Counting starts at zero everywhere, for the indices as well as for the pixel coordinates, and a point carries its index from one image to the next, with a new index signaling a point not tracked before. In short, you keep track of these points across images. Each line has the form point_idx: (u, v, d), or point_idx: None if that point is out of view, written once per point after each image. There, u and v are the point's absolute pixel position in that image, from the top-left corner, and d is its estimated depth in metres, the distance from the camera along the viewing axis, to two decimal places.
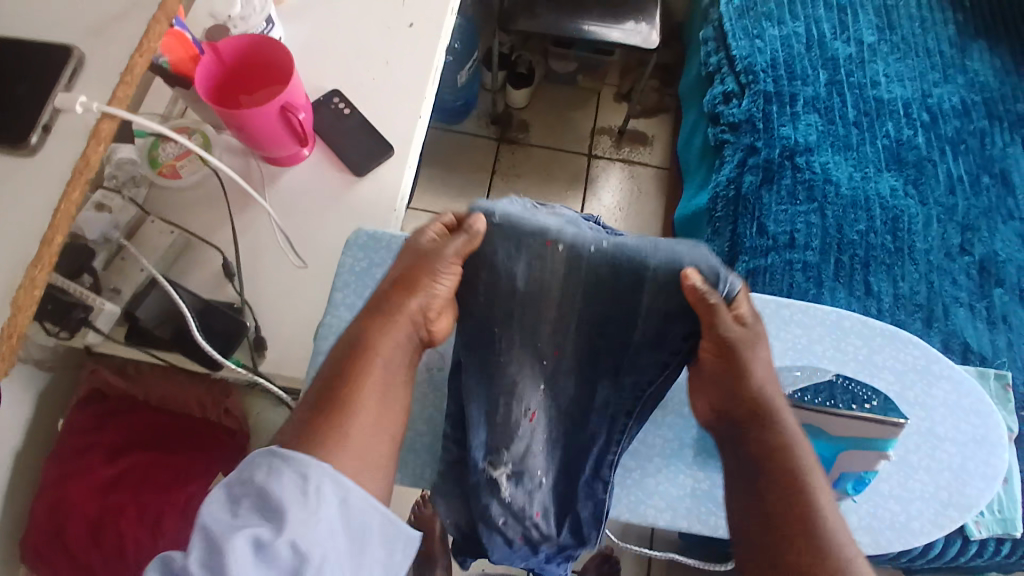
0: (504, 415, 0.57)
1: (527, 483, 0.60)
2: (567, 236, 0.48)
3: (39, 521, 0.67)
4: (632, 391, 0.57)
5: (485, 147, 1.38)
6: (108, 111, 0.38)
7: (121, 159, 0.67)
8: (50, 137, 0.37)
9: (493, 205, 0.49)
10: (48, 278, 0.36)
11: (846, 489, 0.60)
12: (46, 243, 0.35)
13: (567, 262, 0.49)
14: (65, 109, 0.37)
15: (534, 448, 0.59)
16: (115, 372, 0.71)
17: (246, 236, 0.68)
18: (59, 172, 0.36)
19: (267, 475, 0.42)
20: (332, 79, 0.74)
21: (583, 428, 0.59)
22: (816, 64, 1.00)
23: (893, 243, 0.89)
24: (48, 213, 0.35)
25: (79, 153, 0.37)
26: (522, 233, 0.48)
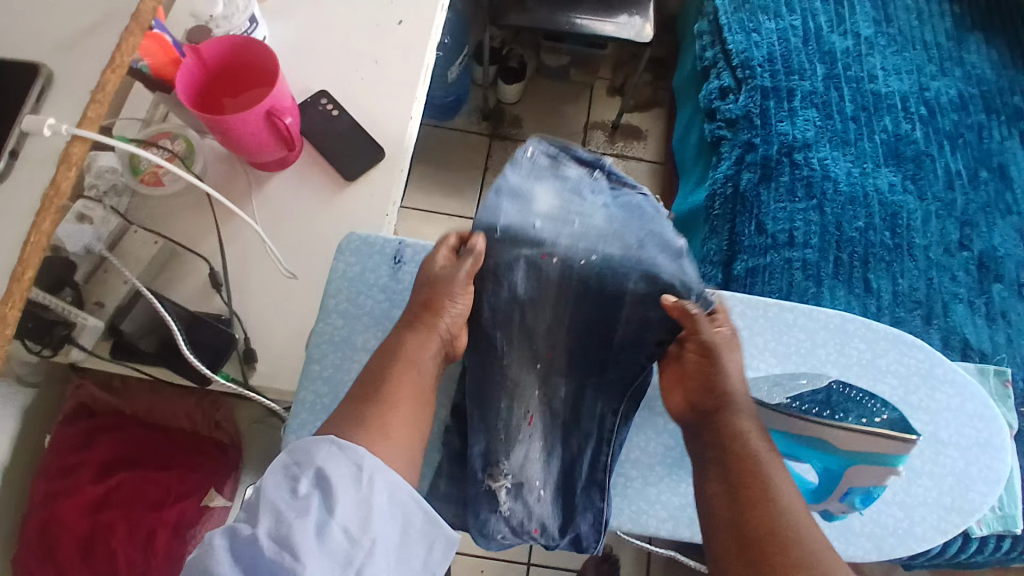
0: (503, 420, 0.58)
1: (526, 494, 0.59)
2: (562, 248, 0.54)
3: (30, 542, 0.65)
4: (618, 390, 0.60)
5: (477, 144, 1.36)
6: (78, 133, 0.36)
7: (102, 168, 0.65)
8: (17, 162, 0.35)
9: (494, 221, 0.54)
10: (20, 315, 0.34)
11: (853, 502, 0.59)
12: (16, 279, 0.33)
13: (561, 271, 0.55)
14: (33, 133, 0.35)
15: (532, 456, 0.60)
16: (101, 386, 0.70)
17: (233, 246, 0.65)
18: (28, 202, 0.34)
19: (326, 459, 0.42)
20: (320, 80, 0.72)
21: (577, 431, 0.61)
22: (813, 58, 0.99)
23: (892, 240, 0.88)
24: (17, 246, 0.33)
25: (48, 180, 0.35)
26: (522, 249, 0.54)
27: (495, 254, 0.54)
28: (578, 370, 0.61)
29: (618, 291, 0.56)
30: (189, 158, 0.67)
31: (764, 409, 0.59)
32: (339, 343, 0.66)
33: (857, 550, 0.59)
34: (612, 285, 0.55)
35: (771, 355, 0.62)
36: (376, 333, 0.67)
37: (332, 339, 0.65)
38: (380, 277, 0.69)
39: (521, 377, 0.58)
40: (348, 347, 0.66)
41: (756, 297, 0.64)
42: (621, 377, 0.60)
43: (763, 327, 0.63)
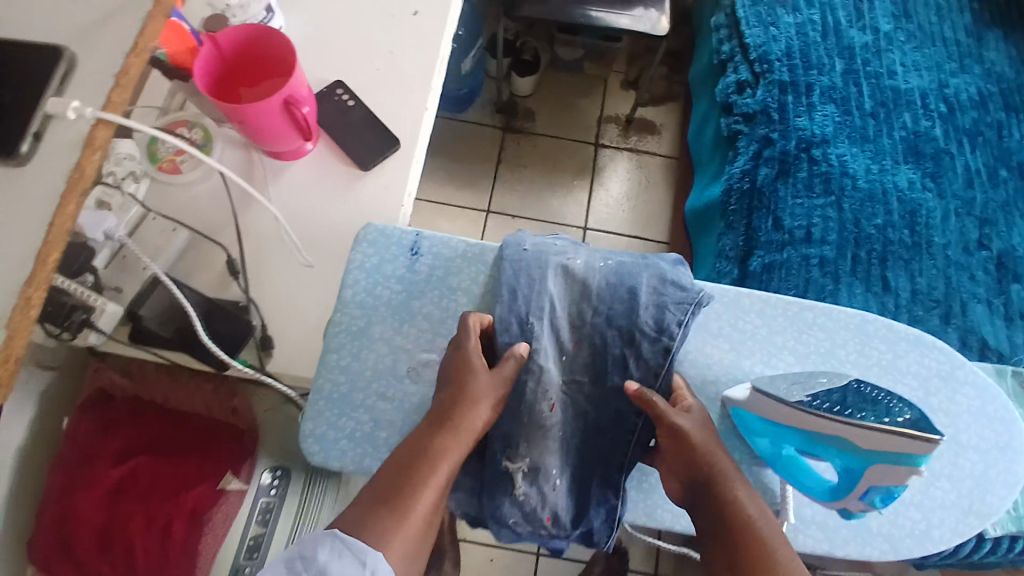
0: (526, 401, 0.58)
1: (542, 483, 0.58)
2: (582, 256, 0.63)
3: (46, 530, 0.65)
4: (639, 388, 0.60)
5: (489, 137, 1.36)
6: (102, 116, 0.36)
7: (120, 154, 0.64)
8: (41, 145, 0.35)
9: (521, 239, 0.64)
10: (44, 296, 0.35)
11: (873, 502, 0.53)
12: (40, 260, 0.34)
13: (583, 275, 0.62)
14: (57, 116, 0.35)
15: (551, 445, 0.59)
16: (120, 372, 0.73)
17: (250, 234, 0.66)
18: (51, 185, 0.34)
19: (330, 557, 0.41)
20: (336, 70, 0.72)
21: (596, 428, 0.61)
22: (831, 53, 0.97)
23: (910, 237, 0.87)
24: (42, 229, 0.34)
25: (72, 164, 0.35)
26: (550, 254, 0.63)
27: (525, 256, 0.63)
28: (598, 368, 0.61)
29: (635, 289, 0.61)
30: (206, 146, 0.68)
31: (774, 404, 0.55)
32: (356, 333, 0.64)
33: (873, 551, 0.58)
34: (629, 285, 0.62)
35: (789, 354, 0.62)
36: (393, 324, 0.65)
37: (348, 330, 0.64)
38: (397, 268, 0.66)
39: (545, 365, 0.59)
40: (365, 338, 0.64)
41: (775, 295, 0.64)
42: (642, 378, 0.60)
43: (782, 326, 0.63)
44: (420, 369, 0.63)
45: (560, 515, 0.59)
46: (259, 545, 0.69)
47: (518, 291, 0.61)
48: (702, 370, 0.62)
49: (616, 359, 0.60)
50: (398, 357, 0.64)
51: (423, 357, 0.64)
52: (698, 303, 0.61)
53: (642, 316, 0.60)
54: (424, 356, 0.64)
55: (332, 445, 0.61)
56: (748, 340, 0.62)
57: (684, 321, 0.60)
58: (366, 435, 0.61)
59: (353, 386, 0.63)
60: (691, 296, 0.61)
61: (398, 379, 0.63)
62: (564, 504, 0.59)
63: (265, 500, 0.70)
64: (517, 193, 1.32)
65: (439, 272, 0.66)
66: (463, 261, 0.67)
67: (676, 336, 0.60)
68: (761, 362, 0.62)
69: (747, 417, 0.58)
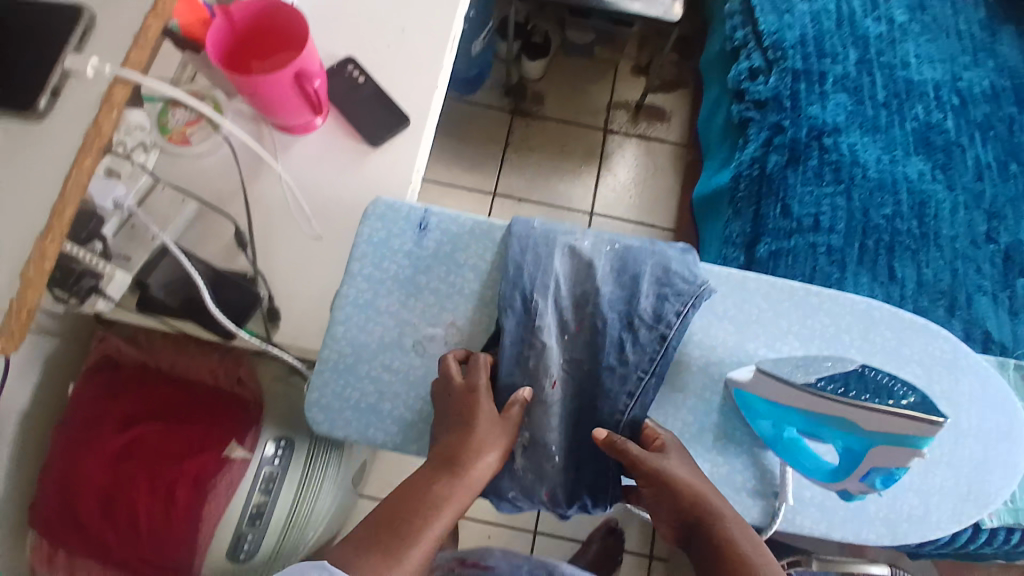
0: (529, 369, 0.59)
1: (540, 459, 0.59)
2: (590, 237, 0.64)
3: (53, 491, 0.68)
4: (635, 370, 0.60)
5: (498, 119, 1.35)
6: (121, 75, 0.36)
7: (131, 125, 0.64)
8: (59, 101, 0.36)
9: (532, 218, 0.65)
10: (60, 249, 0.35)
11: (873, 483, 0.53)
12: (56, 214, 0.34)
13: (588, 257, 0.62)
14: (76, 73, 0.36)
15: (551, 417, 0.59)
16: (126, 340, 0.74)
17: (259, 205, 0.66)
18: (69, 141, 0.35)
19: None
20: (347, 46, 0.72)
21: (593, 406, 0.60)
22: (845, 42, 0.96)
23: (919, 228, 0.87)
24: (58, 182, 0.34)
25: (89, 122, 0.36)
26: (558, 233, 0.63)
27: (532, 233, 0.63)
28: (596, 347, 0.60)
29: (638, 276, 0.62)
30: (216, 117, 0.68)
31: (784, 385, 0.55)
32: (363, 306, 0.64)
33: (870, 534, 0.59)
34: (632, 272, 0.62)
35: (793, 338, 0.62)
36: (399, 297, 0.64)
37: (355, 303, 0.64)
38: (405, 243, 0.66)
39: (548, 341, 0.59)
40: (372, 309, 0.64)
41: (781, 279, 0.64)
42: (638, 362, 0.60)
43: (787, 310, 0.63)
44: (425, 343, 0.63)
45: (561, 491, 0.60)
46: (263, 513, 0.70)
47: (524, 269, 0.61)
48: (706, 352, 0.62)
49: (616, 342, 0.60)
50: (405, 330, 0.64)
51: (428, 331, 0.64)
52: (699, 296, 0.61)
53: (641, 304, 0.61)
54: (429, 330, 0.64)
55: (337, 415, 0.62)
56: (753, 323, 0.63)
57: (682, 312, 0.60)
58: (370, 405, 0.62)
59: (358, 357, 0.63)
60: (693, 288, 0.61)
61: (404, 352, 0.63)
62: (563, 481, 0.60)
63: (269, 469, 0.70)
64: (525, 176, 1.32)
65: (446, 247, 0.66)
66: (471, 238, 0.66)
67: (673, 325, 0.60)
68: (765, 346, 0.62)
69: (750, 397, 0.58)
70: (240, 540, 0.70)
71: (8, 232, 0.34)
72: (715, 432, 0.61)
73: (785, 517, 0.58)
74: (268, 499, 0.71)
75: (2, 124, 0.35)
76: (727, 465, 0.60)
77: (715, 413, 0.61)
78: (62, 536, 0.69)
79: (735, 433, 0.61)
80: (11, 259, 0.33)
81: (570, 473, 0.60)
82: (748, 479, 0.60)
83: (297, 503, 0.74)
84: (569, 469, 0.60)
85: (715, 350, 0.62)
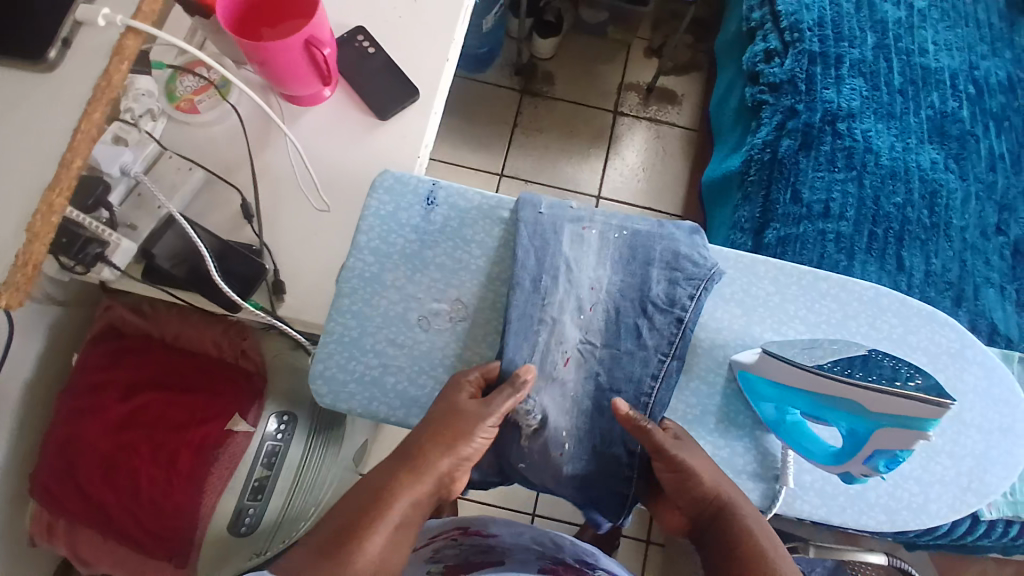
0: (541, 350, 0.59)
1: (551, 441, 0.58)
2: (599, 224, 0.63)
3: (56, 456, 0.68)
4: (655, 353, 0.60)
5: (508, 98, 1.34)
6: (132, 25, 0.37)
7: (139, 90, 0.63)
8: (69, 51, 0.36)
9: (539, 199, 0.63)
10: (67, 203, 0.36)
11: (877, 466, 0.53)
12: (65, 165, 0.35)
13: (599, 242, 0.62)
14: (87, 23, 0.37)
15: (559, 397, 0.59)
16: (131, 310, 0.73)
17: (265, 176, 0.66)
18: (79, 92, 0.36)
19: None
20: (356, 17, 0.71)
21: (608, 388, 0.59)
22: (863, 25, 0.95)
23: (929, 218, 0.86)
24: (68, 134, 0.35)
25: (100, 72, 0.36)
26: (565, 219, 0.62)
27: (541, 220, 0.62)
28: (611, 332, 0.60)
29: (648, 263, 0.61)
30: (224, 87, 0.67)
31: (791, 367, 0.55)
32: (368, 280, 0.63)
33: (869, 520, 0.59)
34: (642, 258, 0.62)
35: (799, 322, 0.62)
36: (405, 272, 0.64)
37: (360, 277, 0.63)
38: (412, 216, 0.65)
39: (557, 321, 0.60)
40: (378, 284, 0.63)
41: (789, 264, 0.64)
42: (657, 346, 0.60)
43: (795, 295, 0.63)
44: (430, 318, 0.63)
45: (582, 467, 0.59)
46: (265, 487, 0.71)
47: (530, 250, 0.61)
48: (712, 334, 0.62)
49: (629, 328, 0.60)
50: (410, 305, 0.63)
51: (433, 307, 0.63)
52: (710, 279, 0.60)
53: (654, 289, 0.61)
54: (434, 305, 0.63)
55: (342, 387, 0.61)
56: (760, 306, 0.62)
57: (695, 295, 0.60)
58: (374, 378, 0.62)
59: (363, 330, 0.62)
60: (704, 271, 0.61)
61: (409, 326, 0.63)
62: (582, 457, 0.59)
63: (272, 444, 0.71)
64: (532, 157, 1.31)
65: (454, 221, 0.65)
66: (478, 215, 0.66)
67: (688, 308, 0.60)
68: (771, 330, 0.62)
69: (755, 380, 0.58)
70: (241, 514, 0.70)
71: (17, 181, 0.35)
72: (718, 414, 0.60)
73: (785, 501, 0.59)
74: (270, 474, 0.71)
75: (13, 73, 0.36)
76: (728, 447, 0.60)
77: (719, 396, 0.61)
78: (61, 502, 0.69)
79: (737, 416, 0.60)
80: (20, 210, 0.34)
81: (583, 458, 0.59)
82: (748, 463, 0.60)
83: (298, 478, 0.74)
84: (583, 448, 0.59)
85: (721, 333, 0.62)
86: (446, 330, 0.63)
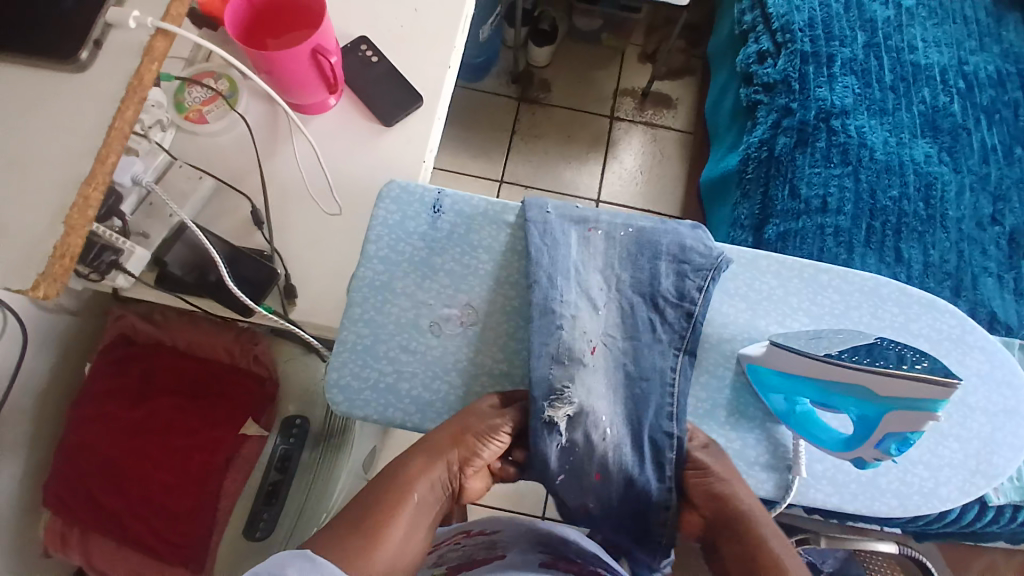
0: (564, 344, 0.57)
1: (589, 428, 0.55)
2: (604, 224, 0.64)
3: (69, 464, 0.69)
4: (670, 347, 0.60)
5: (505, 106, 1.36)
6: (162, 28, 0.39)
7: (150, 102, 0.64)
8: (100, 52, 0.39)
9: (544, 202, 0.64)
10: (101, 198, 0.37)
11: (889, 450, 0.54)
12: (100, 160, 0.37)
13: (607, 241, 0.63)
14: (117, 26, 0.39)
15: (597, 389, 0.57)
16: (143, 318, 0.74)
17: (274, 184, 0.67)
18: (113, 90, 0.38)
19: None
20: (359, 26, 0.72)
21: (639, 377, 0.59)
22: (853, 25, 0.97)
23: (925, 211, 0.87)
24: (102, 131, 0.37)
25: (132, 71, 0.38)
26: (572, 220, 0.64)
27: (549, 220, 0.63)
28: (629, 326, 0.61)
29: (656, 257, 0.62)
30: (232, 97, 0.68)
31: (801, 358, 0.56)
32: (379, 287, 0.64)
33: (882, 506, 0.60)
34: (649, 253, 0.63)
35: (803, 315, 0.63)
36: (414, 279, 0.65)
37: (371, 284, 0.64)
38: (420, 225, 0.66)
39: (577, 313, 0.59)
40: (387, 292, 0.64)
41: (791, 258, 0.65)
42: (670, 339, 0.60)
43: (798, 288, 0.64)
44: (441, 324, 0.64)
45: (632, 474, 0.56)
46: (279, 491, 0.70)
47: (544, 254, 0.61)
48: (719, 330, 0.63)
49: (644, 323, 0.61)
50: (420, 311, 0.64)
51: (443, 312, 0.64)
52: (717, 268, 0.62)
53: (664, 284, 0.61)
54: (445, 311, 0.64)
55: (356, 395, 0.62)
56: (763, 300, 0.63)
57: (703, 287, 0.61)
58: (388, 385, 0.62)
59: (376, 337, 0.63)
60: (710, 262, 0.62)
61: (421, 332, 0.63)
62: (632, 458, 0.56)
63: (283, 448, 0.71)
64: (531, 163, 1.32)
65: (461, 228, 0.66)
66: (484, 220, 0.67)
67: (697, 301, 0.61)
68: (776, 323, 0.63)
69: (764, 372, 0.59)
70: (256, 520, 0.69)
71: (55, 176, 0.36)
72: (728, 407, 0.61)
73: (799, 490, 0.59)
74: (283, 478, 0.71)
75: (45, 73, 0.38)
76: (740, 439, 0.61)
77: (728, 390, 0.62)
78: (72, 511, 0.69)
79: (747, 408, 0.61)
80: (59, 201, 0.36)
81: (624, 447, 0.57)
82: (761, 454, 0.60)
83: (309, 488, 0.73)
84: (628, 438, 0.57)
85: (728, 327, 0.63)
86: (457, 335, 0.63)
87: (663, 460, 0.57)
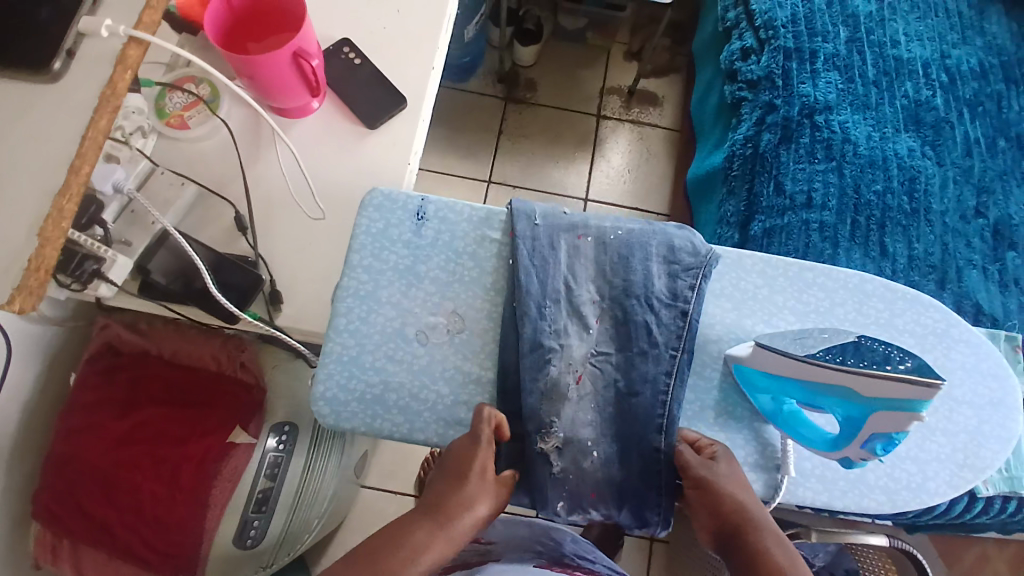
0: (551, 380, 0.59)
1: (578, 456, 0.59)
2: (594, 230, 0.64)
3: (58, 477, 0.68)
4: (666, 349, 0.60)
5: (492, 106, 1.36)
6: (134, 35, 0.39)
7: (129, 109, 0.64)
8: (73, 62, 0.38)
9: (532, 209, 0.64)
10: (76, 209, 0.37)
11: (874, 450, 0.55)
12: (73, 171, 0.36)
13: (598, 248, 0.63)
14: (89, 34, 0.38)
15: (581, 417, 0.60)
16: (128, 328, 0.73)
17: (258, 189, 0.66)
18: (86, 99, 0.37)
19: None
20: (341, 29, 0.72)
21: (629, 393, 0.60)
22: (836, 21, 0.97)
23: (909, 205, 0.88)
24: (76, 142, 0.37)
25: (105, 79, 0.38)
26: (561, 229, 0.63)
27: (537, 232, 0.63)
28: (622, 337, 0.61)
29: (647, 258, 0.63)
30: (213, 101, 0.68)
31: (788, 360, 0.56)
32: (365, 297, 0.64)
33: (870, 502, 0.60)
34: (640, 254, 0.63)
35: (789, 313, 0.64)
36: (400, 287, 0.65)
37: (357, 293, 0.64)
38: (404, 232, 0.66)
39: (564, 343, 0.60)
40: (373, 301, 0.64)
41: (773, 256, 0.66)
42: (666, 342, 0.60)
43: (783, 286, 0.64)
44: (428, 332, 0.63)
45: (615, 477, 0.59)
46: (269, 498, 0.71)
47: (533, 275, 0.61)
48: (705, 331, 0.63)
49: (639, 328, 0.61)
50: (407, 320, 0.64)
51: (430, 320, 0.64)
52: (706, 266, 0.63)
53: (656, 285, 0.62)
54: (431, 319, 0.64)
55: (344, 406, 0.62)
56: (749, 299, 0.64)
57: (695, 285, 0.62)
58: (376, 395, 0.62)
59: (362, 347, 0.63)
60: (699, 261, 0.63)
61: (407, 341, 0.63)
62: (618, 472, 0.59)
63: (273, 456, 0.71)
64: (519, 164, 1.32)
65: (446, 236, 0.66)
66: (469, 225, 0.67)
67: (690, 300, 0.62)
68: (763, 321, 0.63)
69: (751, 372, 0.59)
70: (246, 527, 0.71)
71: (29, 188, 0.36)
72: (716, 408, 0.62)
73: (788, 489, 0.60)
74: (274, 485, 0.71)
75: (17, 82, 0.38)
76: (728, 439, 0.61)
77: (716, 391, 0.62)
78: (65, 524, 0.68)
79: (734, 407, 0.62)
80: (35, 212, 0.36)
81: (613, 466, 0.59)
82: (749, 454, 0.61)
83: (301, 489, 0.74)
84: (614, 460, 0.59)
85: (714, 328, 0.63)
86: (444, 342, 0.63)
87: (654, 471, 0.58)
